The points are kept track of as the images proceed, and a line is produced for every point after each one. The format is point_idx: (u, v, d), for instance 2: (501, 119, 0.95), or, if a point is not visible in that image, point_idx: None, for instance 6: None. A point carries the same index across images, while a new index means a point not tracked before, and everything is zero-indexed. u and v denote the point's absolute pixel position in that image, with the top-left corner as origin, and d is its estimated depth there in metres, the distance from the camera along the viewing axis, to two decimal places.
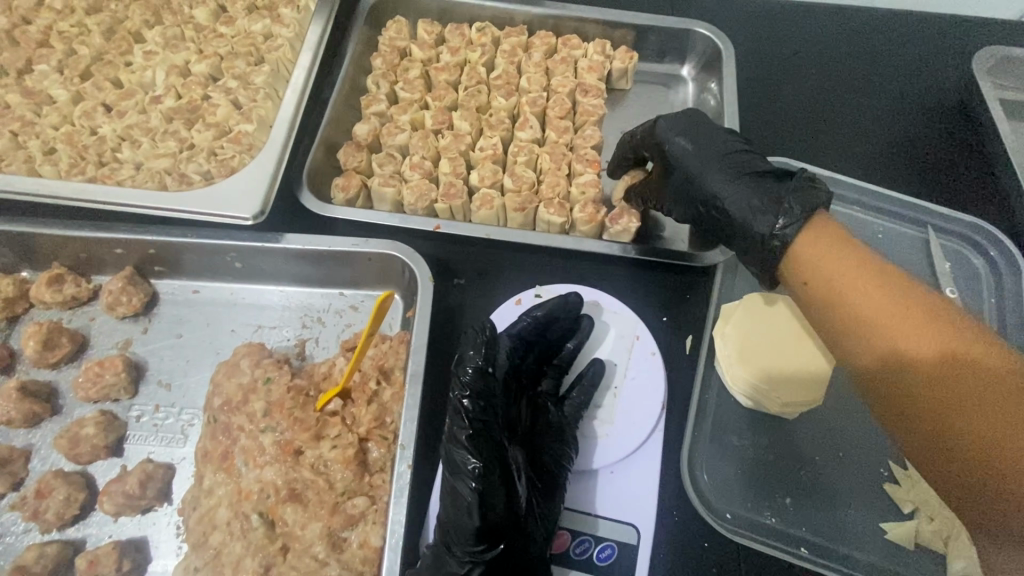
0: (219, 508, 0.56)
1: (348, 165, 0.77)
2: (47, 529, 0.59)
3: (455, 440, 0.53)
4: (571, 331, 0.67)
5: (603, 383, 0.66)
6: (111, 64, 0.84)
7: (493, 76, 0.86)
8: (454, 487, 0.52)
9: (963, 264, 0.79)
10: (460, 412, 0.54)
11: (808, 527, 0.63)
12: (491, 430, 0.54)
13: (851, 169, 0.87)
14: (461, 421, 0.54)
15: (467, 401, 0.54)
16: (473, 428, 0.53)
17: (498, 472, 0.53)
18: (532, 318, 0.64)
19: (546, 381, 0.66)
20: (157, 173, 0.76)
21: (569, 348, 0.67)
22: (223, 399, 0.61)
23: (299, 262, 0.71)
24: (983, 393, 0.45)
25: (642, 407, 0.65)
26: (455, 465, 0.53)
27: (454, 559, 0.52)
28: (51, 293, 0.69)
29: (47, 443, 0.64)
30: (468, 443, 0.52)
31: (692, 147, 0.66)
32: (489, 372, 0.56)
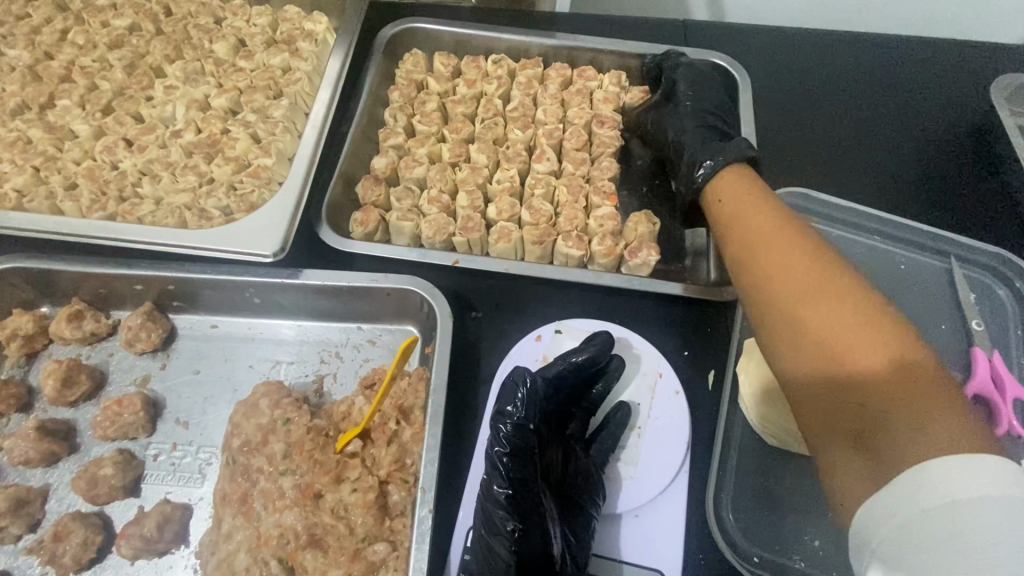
0: (238, 554, 0.55)
1: (366, 199, 0.77)
2: (64, 573, 0.59)
3: (493, 498, 0.53)
4: (603, 372, 0.66)
5: (634, 426, 0.65)
6: (133, 99, 0.85)
7: (509, 108, 0.86)
8: (491, 547, 0.52)
9: (990, 295, 0.78)
10: (497, 468, 0.54)
11: (839, 572, 0.61)
12: (529, 488, 0.54)
13: (872, 197, 0.87)
14: (500, 480, 0.53)
15: (505, 458, 0.54)
16: (513, 488, 0.53)
17: (536, 530, 0.53)
18: (570, 364, 0.62)
19: (575, 423, 0.64)
20: (177, 208, 0.76)
21: (598, 391, 0.65)
22: (242, 440, 0.60)
23: (317, 297, 0.71)
24: (836, 319, 0.48)
25: (669, 450, 0.63)
26: (493, 523, 0.52)
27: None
28: (71, 330, 0.69)
29: (64, 483, 0.64)
30: (507, 503, 0.52)
31: (683, 76, 0.82)
32: (527, 426, 0.56)
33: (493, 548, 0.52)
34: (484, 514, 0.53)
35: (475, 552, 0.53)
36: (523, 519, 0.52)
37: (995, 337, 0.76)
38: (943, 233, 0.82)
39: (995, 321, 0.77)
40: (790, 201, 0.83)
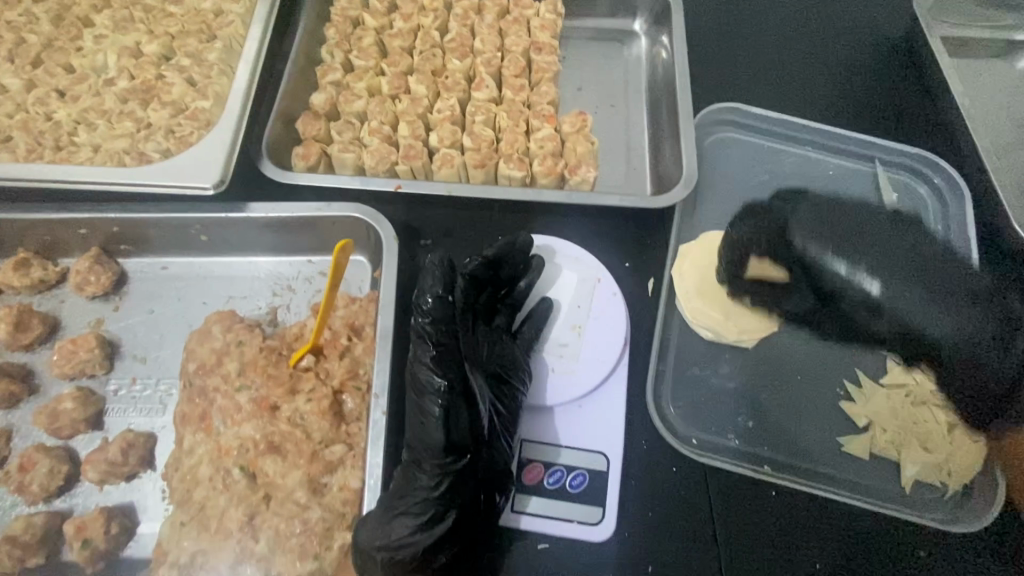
0: (200, 466, 0.58)
1: (307, 134, 0.78)
2: (33, 502, 0.61)
3: (421, 361, 0.55)
4: (524, 270, 0.68)
5: (567, 321, 0.68)
6: (62, 50, 0.84)
7: (447, 40, 0.86)
8: (422, 410, 0.54)
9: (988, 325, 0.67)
10: (424, 336, 0.56)
11: (769, 446, 0.67)
12: (457, 352, 0.57)
13: (821, 210, 0.75)
14: (429, 347, 0.56)
15: (430, 326, 0.57)
16: (438, 350, 0.56)
17: (463, 391, 0.56)
18: (488, 253, 0.62)
19: (500, 317, 0.66)
20: (116, 154, 0.76)
21: (523, 287, 0.67)
22: (197, 364, 0.62)
23: (264, 231, 0.72)
24: None
25: (604, 342, 0.67)
26: (421, 386, 0.55)
27: (425, 475, 0.54)
28: (18, 277, 0.70)
29: (27, 422, 0.65)
30: (435, 363, 0.55)
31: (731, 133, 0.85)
32: (449, 299, 0.58)
33: (424, 409, 0.54)
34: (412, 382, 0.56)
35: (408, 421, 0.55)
36: (451, 379, 0.55)
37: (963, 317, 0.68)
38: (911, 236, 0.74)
39: (980, 402, 0.66)
40: (722, 117, 0.85)
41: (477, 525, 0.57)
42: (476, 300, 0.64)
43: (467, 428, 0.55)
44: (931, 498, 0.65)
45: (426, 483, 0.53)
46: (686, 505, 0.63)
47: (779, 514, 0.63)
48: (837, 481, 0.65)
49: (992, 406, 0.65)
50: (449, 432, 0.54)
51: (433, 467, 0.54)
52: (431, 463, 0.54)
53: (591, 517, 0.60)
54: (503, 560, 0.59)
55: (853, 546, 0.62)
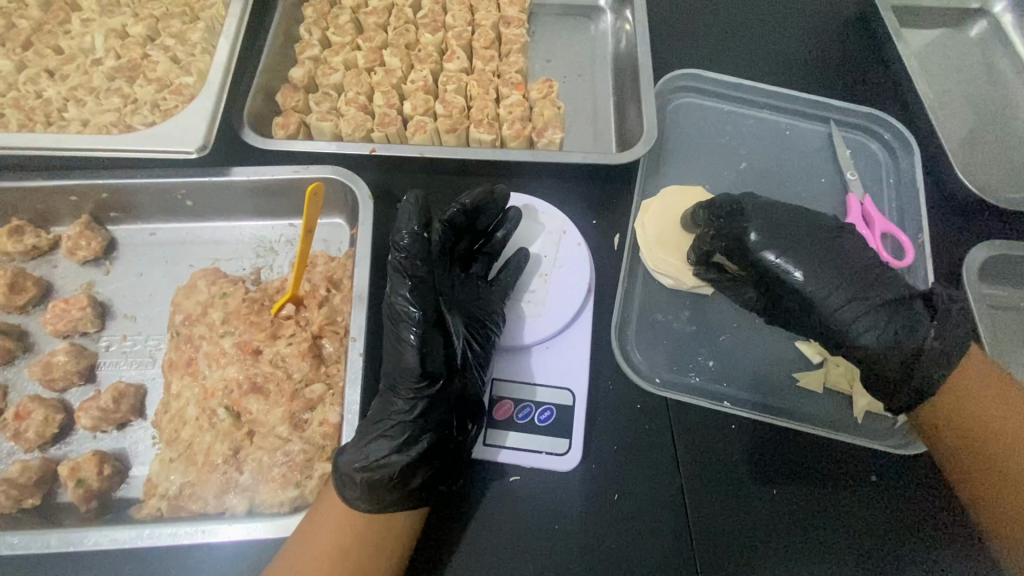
0: (187, 407, 0.61)
1: (286, 105, 0.82)
2: (29, 448, 0.64)
3: (397, 292, 0.59)
4: (501, 218, 0.72)
5: (538, 268, 0.72)
6: (51, 33, 0.87)
7: (419, 16, 0.90)
8: (400, 338, 0.58)
9: (889, 332, 0.61)
10: (399, 269, 0.59)
11: (729, 383, 0.71)
12: (431, 286, 0.60)
13: (769, 211, 0.67)
14: (404, 280, 0.59)
15: (406, 260, 0.59)
16: (414, 283, 0.59)
17: (437, 324, 0.60)
18: (460, 206, 0.65)
19: (478, 264, 0.70)
20: (104, 127, 0.79)
21: (499, 236, 0.71)
22: (184, 315, 0.66)
23: (246, 196, 0.76)
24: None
25: (573, 287, 0.71)
26: (397, 316, 0.59)
27: (401, 399, 0.57)
28: (13, 243, 0.73)
29: (23, 377, 0.69)
30: (410, 293, 0.58)
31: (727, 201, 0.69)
32: (425, 237, 0.60)
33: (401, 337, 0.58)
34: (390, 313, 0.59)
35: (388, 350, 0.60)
36: (426, 310, 0.59)
37: (879, 323, 0.61)
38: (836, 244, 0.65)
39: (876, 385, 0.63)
40: (681, 83, 0.90)
41: (452, 449, 0.58)
42: (454, 247, 0.68)
43: (440, 355, 0.59)
44: (880, 426, 0.70)
45: (401, 406, 0.57)
46: (650, 434, 0.66)
47: (737, 442, 0.67)
48: (792, 412, 0.70)
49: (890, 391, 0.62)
50: (425, 358, 0.57)
51: (410, 390, 0.57)
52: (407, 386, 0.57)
53: (561, 444, 0.64)
54: (476, 490, 0.63)
55: (807, 469, 0.66)
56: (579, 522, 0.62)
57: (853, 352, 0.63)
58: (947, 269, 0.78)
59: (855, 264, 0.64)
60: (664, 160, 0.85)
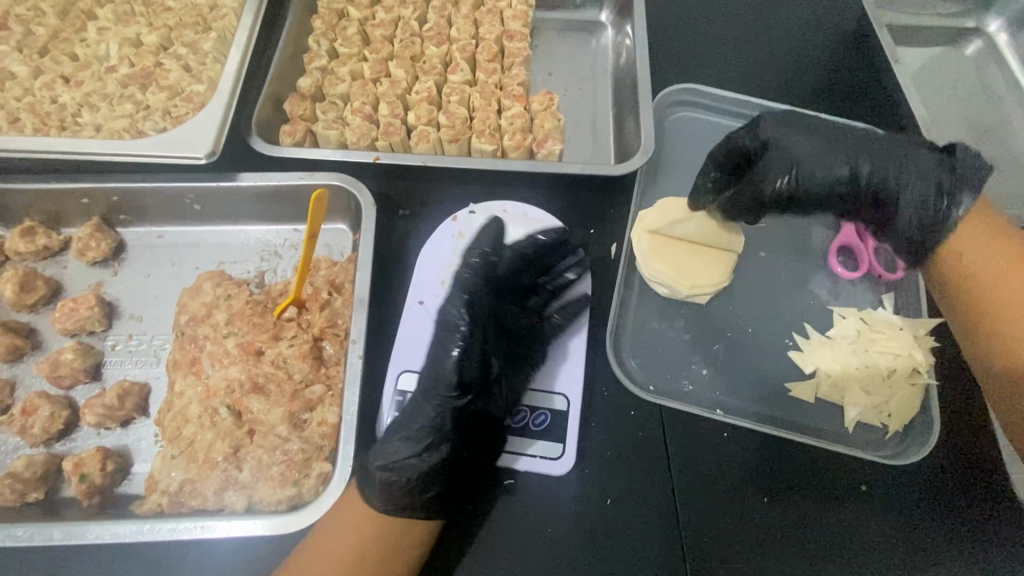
0: (190, 405, 0.63)
1: (294, 114, 0.84)
2: (35, 443, 0.65)
3: (454, 302, 0.65)
4: (574, 263, 0.75)
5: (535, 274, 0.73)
6: (67, 41, 0.90)
7: (425, 29, 0.93)
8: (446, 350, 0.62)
9: (928, 185, 0.69)
10: (462, 284, 0.67)
11: (721, 391, 0.72)
12: (483, 305, 0.66)
13: (791, 121, 0.74)
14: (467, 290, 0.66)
15: (471, 275, 0.67)
16: (468, 298, 0.65)
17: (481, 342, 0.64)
18: (535, 240, 0.73)
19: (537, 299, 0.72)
20: (116, 132, 0.82)
21: (569, 278, 0.74)
22: (189, 315, 0.67)
23: (253, 201, 0.78)
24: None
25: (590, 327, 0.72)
26: (450, 325, 0.64)
27: (431, 407, 0.60)
28: (25, 243, 0.75)
29: (30, 373, 0.70)
30: (463, 304, 0.65)
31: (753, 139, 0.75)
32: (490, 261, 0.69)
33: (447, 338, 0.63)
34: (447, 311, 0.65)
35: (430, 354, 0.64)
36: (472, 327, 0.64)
37: (920, 184, 0.69)
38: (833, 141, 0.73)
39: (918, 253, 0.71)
40: (680, 97, 0.91)
41: (455, 473, 0.60)
42: (534, 278, 0.72)
43: (477, 371, 0.62)
44: (871, 437, 0.71)
45: (428, 411, 0.60)
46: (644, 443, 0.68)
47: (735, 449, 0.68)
48: (783, 421, 0.71)
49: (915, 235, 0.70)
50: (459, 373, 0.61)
51: (439, 401, 0.61)
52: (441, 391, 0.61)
53: (558, 450, 0.66)
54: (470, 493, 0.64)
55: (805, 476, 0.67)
56: (575, 527, 0.63)
57: (892, 211, 0.72)
58: None
59: (869, 149, 0.72)
60: (662, 171, 0.87)
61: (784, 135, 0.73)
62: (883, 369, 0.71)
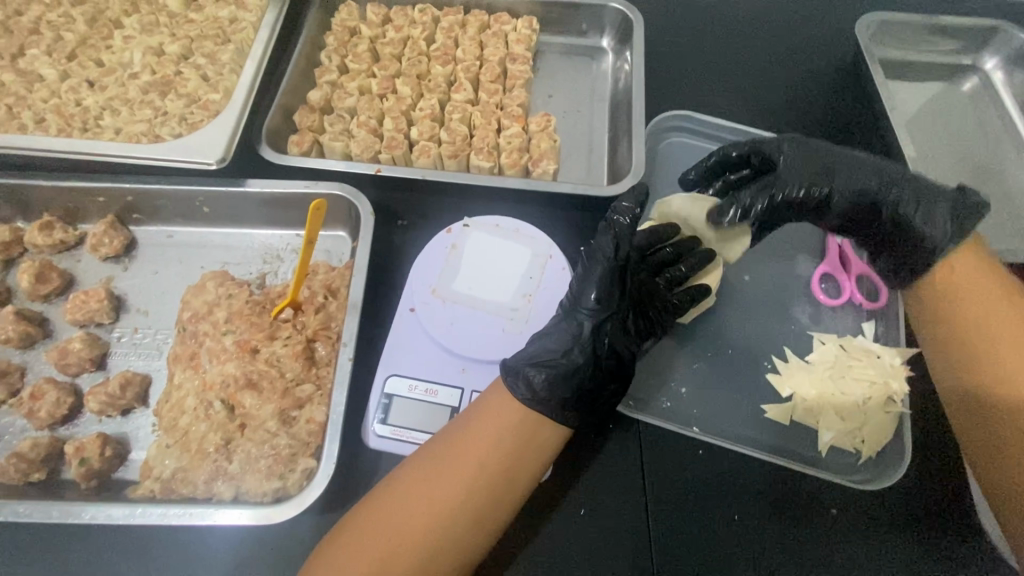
0: (187, 398, 0.66)
1: (302, 125, 0.89)
2: (40, 427, 0.69)
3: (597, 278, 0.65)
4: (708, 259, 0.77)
5: (523, 287, 0.75)
6: (94, 48, 0.95)
7: (432, 49, 0.97)
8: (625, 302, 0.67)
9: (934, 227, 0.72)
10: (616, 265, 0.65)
11: (699, 410, 0.75)
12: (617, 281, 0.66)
13: (805, 146, 0.77)
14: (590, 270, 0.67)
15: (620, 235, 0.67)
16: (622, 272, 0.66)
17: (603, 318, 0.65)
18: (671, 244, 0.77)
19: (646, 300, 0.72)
20: (135, 135, 0.86)
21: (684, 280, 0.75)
22: (191, 312, 0.71)
23: (258, 206, 0.82)
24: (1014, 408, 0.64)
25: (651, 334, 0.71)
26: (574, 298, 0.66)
27: (538, 376, 0.61)
28: (43, 237, 0.80)
29: (40, 360, 0.74)
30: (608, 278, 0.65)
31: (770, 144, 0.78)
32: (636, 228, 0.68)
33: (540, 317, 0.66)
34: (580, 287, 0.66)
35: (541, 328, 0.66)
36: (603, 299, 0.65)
37: (932, 220, 0.72)
38: (846, 151, 0.77)
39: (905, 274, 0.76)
40: (674, 123, 0.95)
41: (522, 459, 0.59)
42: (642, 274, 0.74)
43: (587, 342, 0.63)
44: (846, 461, 0.73)
45: (536, 373, 0.61)
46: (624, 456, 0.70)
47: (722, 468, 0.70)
48: (758, 442, 0.73)
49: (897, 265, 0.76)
50: (565, 349, 0.63)
51: (531, 386, 0.61)
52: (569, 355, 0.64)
53: None
54: None
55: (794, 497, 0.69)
56: (552, 534, 0.65)
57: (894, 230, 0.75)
58: None
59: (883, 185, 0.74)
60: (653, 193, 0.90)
61: (792, 155, 0.76)
62: (858, 397, 0.73)
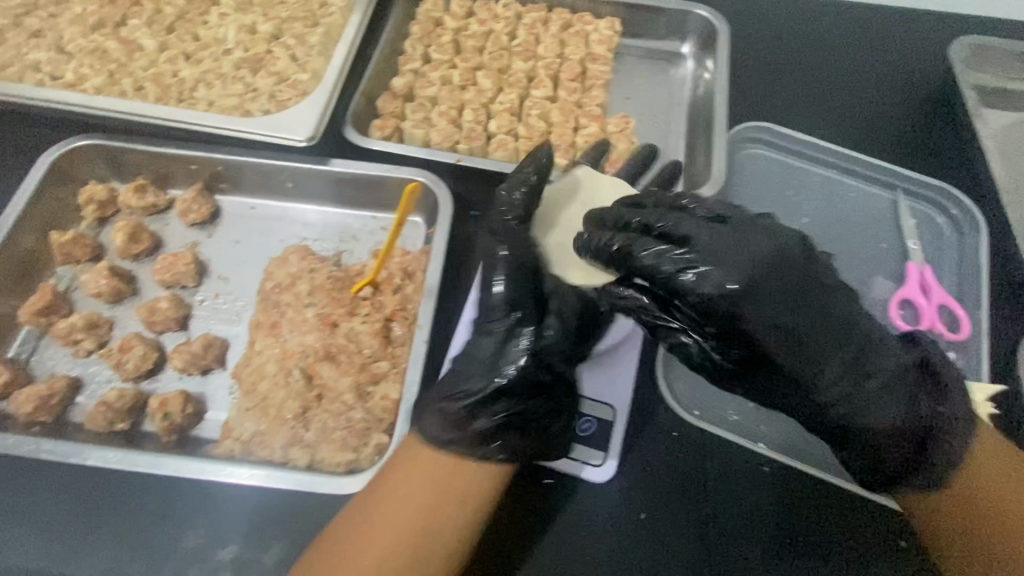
0: (267, 364, 0.68)
1: (385, 110, 0.91)
2: (125, 378, 0.72)
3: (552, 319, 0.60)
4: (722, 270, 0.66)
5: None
6: (192, 22, 0.99)
7: (514, 44, 0.98)
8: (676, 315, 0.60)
9: (904, 419, 0.60)
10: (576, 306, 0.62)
11: (766, 425, 0.73)
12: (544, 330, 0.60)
13: None
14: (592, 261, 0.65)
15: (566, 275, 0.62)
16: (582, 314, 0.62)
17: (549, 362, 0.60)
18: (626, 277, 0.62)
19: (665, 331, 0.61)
20: (227, 109, 0.89)
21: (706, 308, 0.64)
22: (274, 283, 0.73)
23: (340, 185, 0.84)
24: None
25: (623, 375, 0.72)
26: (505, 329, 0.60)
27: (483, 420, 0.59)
28: (136, 199, 0.83)
29: (127, 315, 0.77)
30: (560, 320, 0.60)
31: None
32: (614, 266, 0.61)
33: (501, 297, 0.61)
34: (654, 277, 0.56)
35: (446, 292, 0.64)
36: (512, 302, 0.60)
37: (902, 400, 0.60)
38: None
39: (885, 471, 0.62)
40: (753, 134, 0.94)
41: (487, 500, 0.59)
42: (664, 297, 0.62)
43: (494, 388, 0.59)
44: None
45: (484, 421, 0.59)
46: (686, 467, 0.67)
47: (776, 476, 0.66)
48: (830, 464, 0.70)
49: (883, 476, 0.63)
50: (478, 382, 0.59)
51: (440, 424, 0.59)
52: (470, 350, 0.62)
53: (608, 459, 0.68)
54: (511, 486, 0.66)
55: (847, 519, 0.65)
56: (599, 536, 0.64)
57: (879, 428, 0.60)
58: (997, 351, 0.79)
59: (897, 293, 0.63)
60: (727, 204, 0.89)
61: None
62: None
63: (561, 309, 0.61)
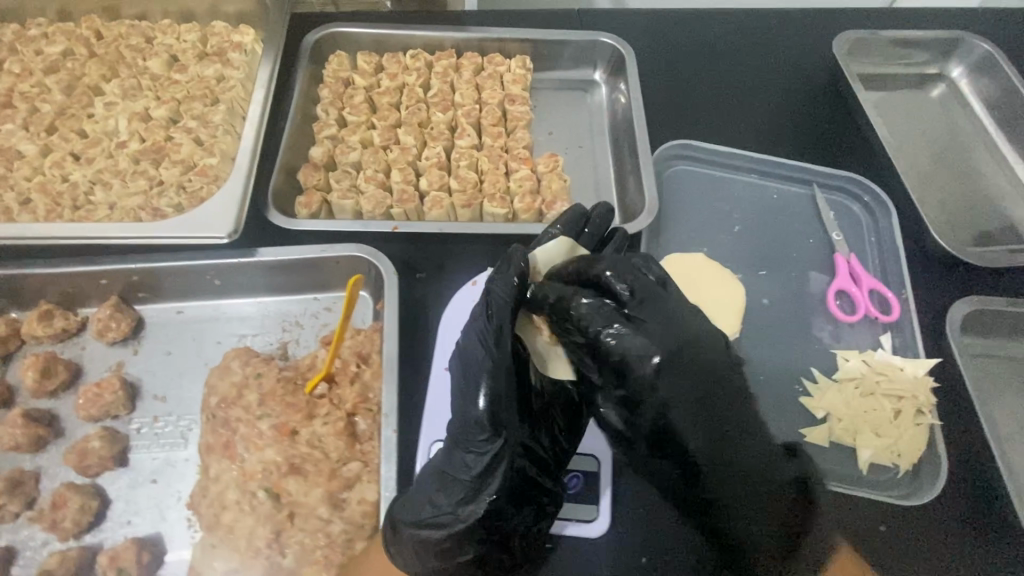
0: (228, 490, 0.63)
1: (308, 184, 0.86)
2: (65, 537, 0.65)
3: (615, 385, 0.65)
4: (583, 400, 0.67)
5: None
6: (75, 117, 0.91)
7: (430, 95, 0.97)
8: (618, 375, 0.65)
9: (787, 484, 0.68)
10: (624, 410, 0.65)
11: None
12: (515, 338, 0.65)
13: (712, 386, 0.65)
14: (509, 325, 0.62)
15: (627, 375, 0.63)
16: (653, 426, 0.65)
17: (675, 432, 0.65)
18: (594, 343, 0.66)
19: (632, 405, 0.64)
20: (132, 210, 0.82)
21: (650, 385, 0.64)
22: (219, 397, 0.68)
23: (273, 274, 0.80)
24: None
25: None
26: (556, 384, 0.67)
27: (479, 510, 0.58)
28: (43, 327, 0.75)
29: (55, 463, 0.70)
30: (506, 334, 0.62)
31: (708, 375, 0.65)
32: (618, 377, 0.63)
33: (477, 409, 0.59)
34: (632, 291, 0.63)
35: (468, 394, 0.60)
36: (491, 407, 0.59)
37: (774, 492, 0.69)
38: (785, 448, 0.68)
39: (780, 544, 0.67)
40: (675, 152, 0.97)
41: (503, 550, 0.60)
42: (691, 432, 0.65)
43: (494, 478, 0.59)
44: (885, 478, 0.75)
45: (451, 506, 0.59)
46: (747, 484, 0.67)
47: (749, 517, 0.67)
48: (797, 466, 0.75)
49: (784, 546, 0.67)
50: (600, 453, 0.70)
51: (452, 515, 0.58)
52: (477, 446, 0.59)
53: (598, 512, 0.67)
54: None
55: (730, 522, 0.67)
56: None
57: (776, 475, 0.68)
58: (932, 327, 0.84)
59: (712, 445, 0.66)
60: (664, 225, 0.92)
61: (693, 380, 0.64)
62: (890, 412, 0.76)
63: (497, 395, 0.59)
